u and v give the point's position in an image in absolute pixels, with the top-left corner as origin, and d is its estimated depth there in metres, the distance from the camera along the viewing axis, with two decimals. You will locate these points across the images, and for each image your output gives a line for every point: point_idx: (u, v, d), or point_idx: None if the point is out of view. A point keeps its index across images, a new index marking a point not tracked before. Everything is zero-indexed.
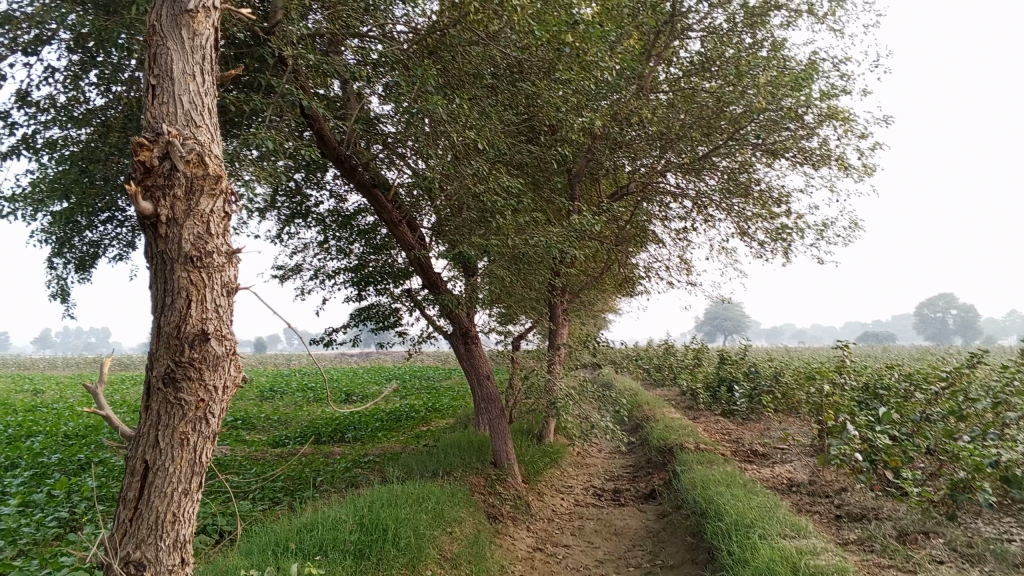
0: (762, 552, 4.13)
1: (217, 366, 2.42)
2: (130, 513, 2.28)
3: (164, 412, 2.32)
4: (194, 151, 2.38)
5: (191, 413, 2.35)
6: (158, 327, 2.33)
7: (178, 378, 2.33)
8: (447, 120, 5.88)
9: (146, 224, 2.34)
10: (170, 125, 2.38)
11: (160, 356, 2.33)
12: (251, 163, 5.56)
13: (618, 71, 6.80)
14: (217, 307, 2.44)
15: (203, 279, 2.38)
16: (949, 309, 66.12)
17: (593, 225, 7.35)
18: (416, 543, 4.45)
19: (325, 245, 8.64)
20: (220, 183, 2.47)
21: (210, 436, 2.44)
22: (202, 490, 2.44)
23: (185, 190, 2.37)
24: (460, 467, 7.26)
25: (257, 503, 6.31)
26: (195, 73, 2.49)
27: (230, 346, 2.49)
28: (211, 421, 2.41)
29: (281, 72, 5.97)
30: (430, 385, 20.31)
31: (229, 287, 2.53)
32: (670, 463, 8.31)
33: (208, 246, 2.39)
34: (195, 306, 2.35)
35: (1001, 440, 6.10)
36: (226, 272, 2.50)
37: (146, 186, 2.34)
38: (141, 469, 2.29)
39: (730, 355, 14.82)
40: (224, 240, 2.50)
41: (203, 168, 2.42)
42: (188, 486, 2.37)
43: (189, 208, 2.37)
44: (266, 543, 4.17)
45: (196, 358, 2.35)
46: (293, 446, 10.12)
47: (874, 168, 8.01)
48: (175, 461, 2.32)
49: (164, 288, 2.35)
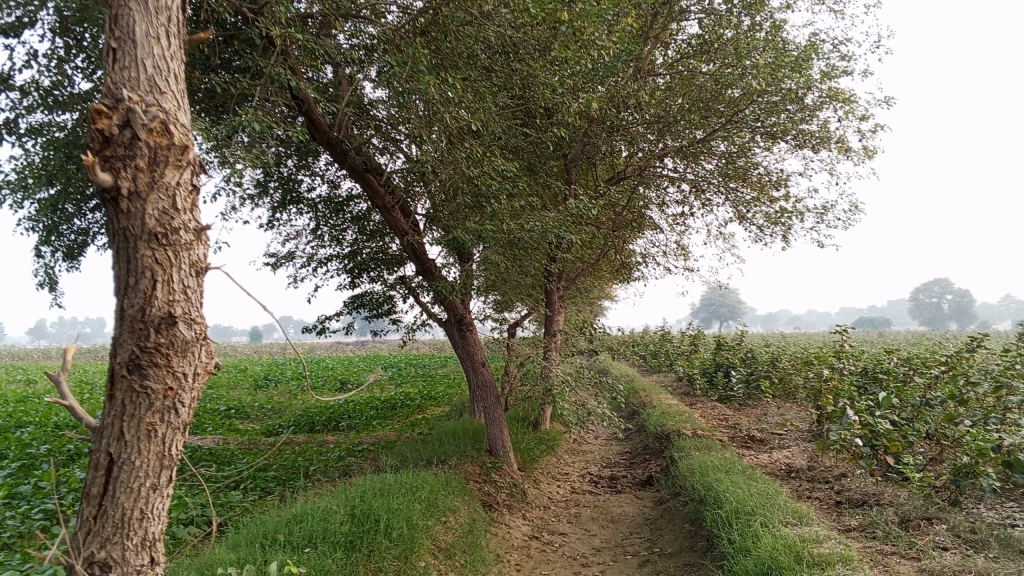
0: (764, 539, 4.04)
1: (186, 352, 2.32)
2: (94, 510, 2.16)
3: (130, 402, 2.22)
4: (157, 118, 2.27)
5: (159, 402, 2.25)
6: (122, 310, 2.22)
7: (144, 365, 2.22)
8: (440, 102, 5.75)
9: (106, 198, 2.21)
10: (131, 91, 2.25)
11: (123, 341, 2.22)
12: (238, 146, 5.44)
13: (614, 52, 6.66)
14: (185, 288, 2.33)
15: (170, 258, 2.27)
16: (943, 294, 66.05)
17: (589, 210, 7.23)
18: (409, 534, 4.36)
19: (318, 232, 8.51)
20: (186, 154, 2.36)
21: (180, 426, 2.34)
22: (172, 485, 2.33)
23: (148, 161, 2.25)
24: (455, 455, 7.16)
25: (247, 494, 6.20)
26: (159, 35, 2.38)
27: (199, 330, 2.38)
28: (181, 411, 2.31)
29: (270, 54, 5.83)
30: (425, 373, 20.25)
31: (198, 267, 2.42)
32: (667, 449, 8.23)
33: (174, 223, 2.29)
34: (161, 287, 2.24)
35: (1003, 424, 6.03)
36: (195, 251, 2.40)
37: (105, 157, 2.20)
38: (105, 464, 2.18)
39: (725, 341, 14.76)
40: (192, 216, 2.40)
41: (168, 137, 2.31)
42: (156, 482, 2.26)
43: (153, 181, 2.26)
44: (254, 535, 4.07)
45: (163, 343, 2.24)
46: (287, 435, 10.02)
47: (875, 150, 7.90)
48: (141, 454, 2.21)
49: (128, 268, 2.23)
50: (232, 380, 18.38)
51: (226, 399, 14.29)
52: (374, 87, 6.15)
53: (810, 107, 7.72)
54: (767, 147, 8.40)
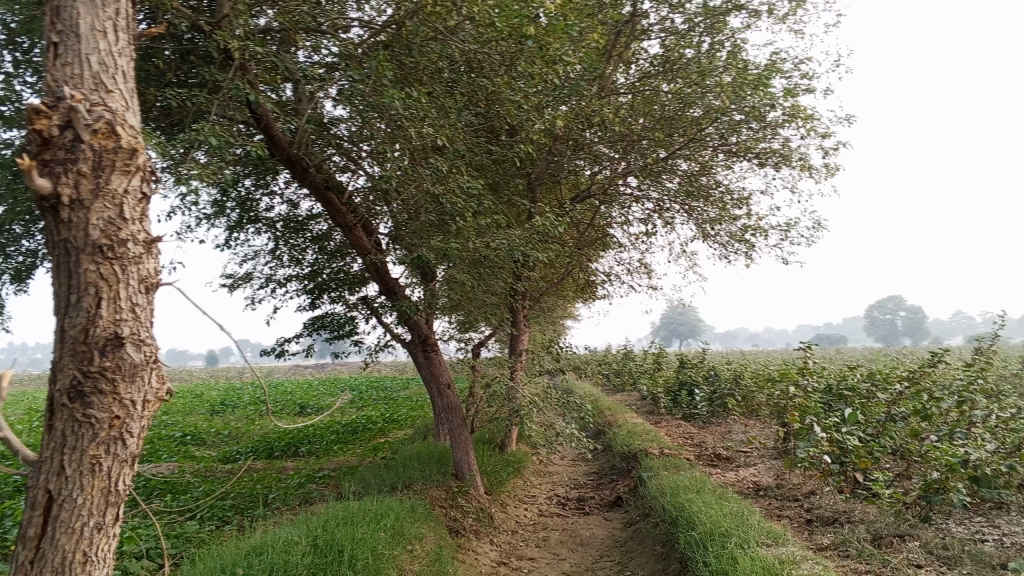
0: (741, 562, 3.94)
1: (134, 378, 2.17)
2: (30, 555, 1.98)
3: (71, 433, 2.06)
4: (102, 118, 2.14)
5: (104, 432, 2.09)
6: (63, 331, 2.08)
7: (87, 392, 2.07)
8: (404, 118, 5.65)
9: (45, 206, 2.09)
10: (74, 88, 2.13)
11: (65, 366, 2.08)
12: (194, 163, 5.28)
13: (578, 70, 6.63)
14: (134, 306, 2.19)
15: (116, 272, 2.14)
16: (897, 311, 67.27)
17: (555, 227, 7.16)
18: (375, 565, 4.19)
19: (277, 253, 8.33)
20: (135, 158, 2.23)
21: (128, 459, 2.18)
22: (119, 525, 2.16)
23: (92, 165, 2.12)
24: (420, 480, 6.99)
25: (203, 524, 5.97)
26: (106, 29, 2.25)
27: (149, 353, 2.24)
28: (129, 442, 2.16)
29: (228, 68, 5.68)
30: (386, 396, 19.95)
31: (149, 283, 2.28)
32: (634, 469, 8.14)
33: (120, 233, 2.15)
34: (106, 305, 2.10)
35: (968, 439, 6.04)
36: (145, 265, 2.25)
37: (44, 160, 2.07)
38: (43, 502, 2.01)
39: (688, 359, 14.78)
40: (142, 227, 2.26)
41: (114, 140, 2.18)
42: (101, 521, 2.09)
43: (98, 187, 2.13)
44: (211, 569, 3.88)
45: (108, 367, 2.10)
46: (245, 462, 9.74)
47: (836, 168, 7.96)
48: (84, 490, 2.05)
49: (69, 284, 2.10)
50: (188, 406, 17.95)
51: (182, 425, 13.91)
52: (335, 103, 6.03)
53: (772, 125, 7.76)
54: (730, 165, 8.42)
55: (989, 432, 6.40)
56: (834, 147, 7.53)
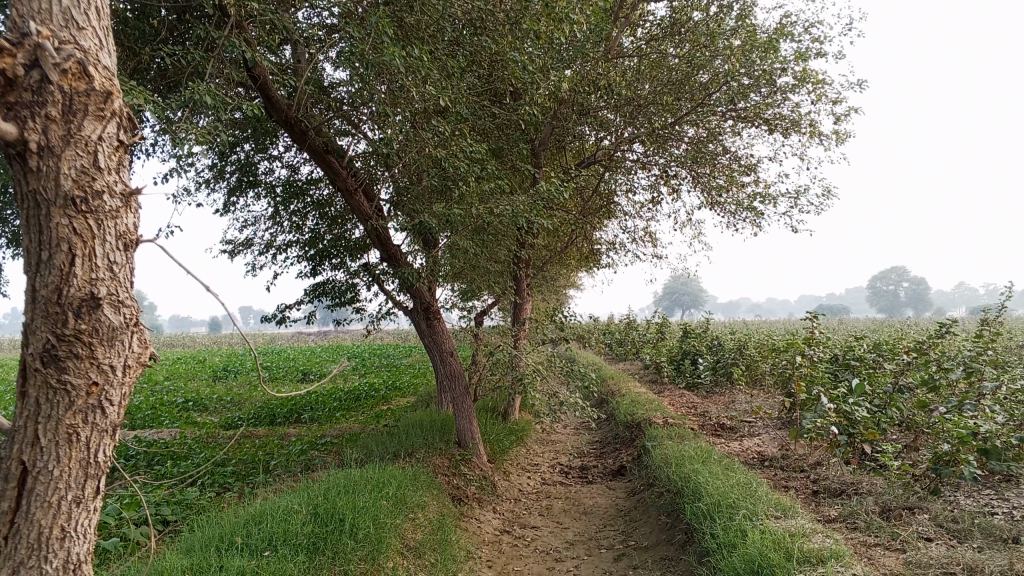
0: (750, 535, 3.87)
1: (112, 342, 2.07)
2: (5, 530, 1.92)
3: (46, 400, 1.97)
4: (73, 58, 1.99)
5: (82, 400, 2.01)
6: (34, 291, 1.96)
7: (62, 356, 1.97)
8: (404, 78, 5.50)
9: (11, 153, 1.94)
10: (41, 25, 1.97)
11: (37, 329, 1.97)
12: (190, 123, 5.15)
13: (584, 31, 6.45)
14: (111, 265, 2.07)
15: (91, 227, 2.01)
16: (900, 282, 67.07)
17: (559, 193, 7.02)
18: (376, 534, 4.10)
19: (277, 218, 8.22)
20: (109, 102, 2.09)
21: (108, 428, 2.10)
22: (100, 497, 2.11)
23: (62, 109, 1.98)
24: (422, 448, 6.92)
25: (203, 491, 5.92)
26: None
27: (128, 315, 2.14)
28: (108, 410, 2.07)
29: (224, 26, 5.52)
30: (389, 363, 19.91)
31: (127, 239, 2.16)
32: (638, 438, 8.08)
33: (94, 185, 2.03)
34: (81, 263, 1.98)
35: (978, 410, 5.95)
36: (122, 219, 2.13)
37: (8, 103, 1.93)
38: (17, 474, 1.93)
39: (692, 328, 14.70)
40: (118, 178, 2.14)
41: (86, 81, 2.04)
42: (80, 493, 2.03)
43: (69, 133, 1.99)
44: (209, 538, 3.81)
45: (85, 331, 2.00)
46: (246, 428, 9.69)
47: (847, 134, 7.80)
48: (61, 462, 1.97)
49: (40, 239, 1.96)
50: (190, 372, 17.97)
51: (185, 391, 13.89)
52: (334, 64, 5.87)
53: (781, 90, 7.58)
54: (738, 131, 8.26)
55: (998, 403, 6.30)
56: (846, 112, 7.36)
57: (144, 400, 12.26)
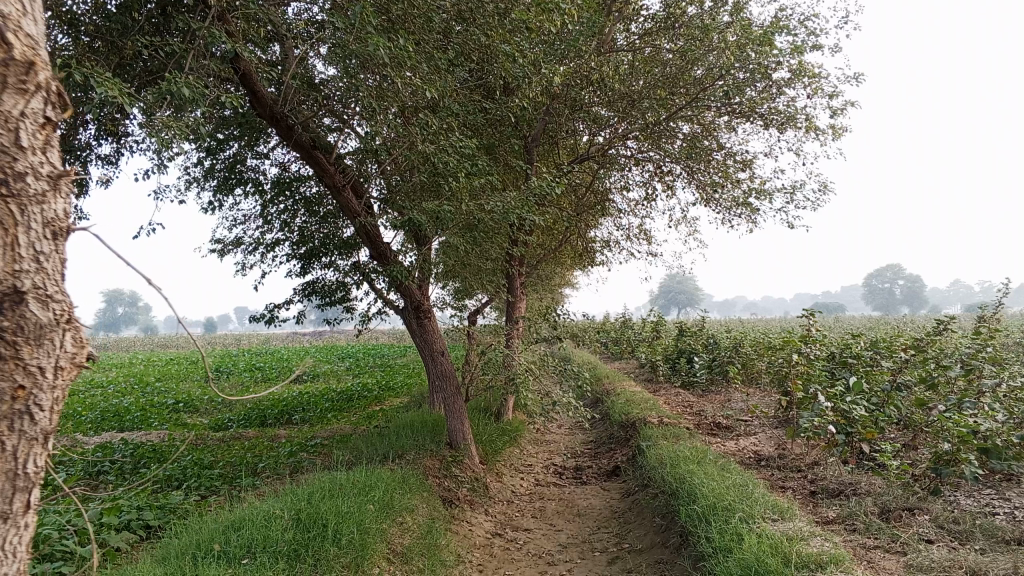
0: (747, 539, 3.75)
1: (40, 341, 1.89)
2: None
3: None
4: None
5: (7, 406, 1.81)
6: None
7: None
8: (391, 71, 5.37)
9: None
10: None
11: None
12: (170, 118, 5.01)
13: (576, 23, 6.33)
14: (36, 255, 1.90)
15: (14, 213, 1.84)
16: (895, 280, 67.15)
17: (552, 189, 6.90)
18: (360, 540, 3.97)
19: (266, 216, 8.08)
20: (31, 73, 1.92)
21: (39, 437, 1.92)
22: (31, 513, 1.90)
23: None
24: (413, 450, 6.79)
25: (189, 494, 5.80)
26: None
27: (58, 312, 1.96)
28: (37, 416, 1.89)
29: (205, 17, 5.37)
30: (384, 363, 19.80)
31: (55, 227, 1.99)
32: (633, 438, 7.95)
33: (15, 163, 1.85)
34: (3, 252, 1.80)
35: (978, 408, 5.83)
36: (49, 205, 1.96)
37: None
38: None
39: (688, 327, 14.59)
40: (44, 158, 1.96)
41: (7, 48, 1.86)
42: (7, 509, 1.82)
43: None
44: (185, 546, 3.69)
45: (8, 329, 1.82)
46: (236, 430, 9.56)
47: (843, 128, 7.69)
48: None
49: None
50: (183, 372, 17.84)
51: (175, 392, 13.76)
52: (322, 58, 5.76)
53: (776, 85, 7.47)
54: (733, 127, 8.14)
55: (998, 401, 6.19)
56: (842, 106, 7.25)
57: (134, 401, 12.10)
